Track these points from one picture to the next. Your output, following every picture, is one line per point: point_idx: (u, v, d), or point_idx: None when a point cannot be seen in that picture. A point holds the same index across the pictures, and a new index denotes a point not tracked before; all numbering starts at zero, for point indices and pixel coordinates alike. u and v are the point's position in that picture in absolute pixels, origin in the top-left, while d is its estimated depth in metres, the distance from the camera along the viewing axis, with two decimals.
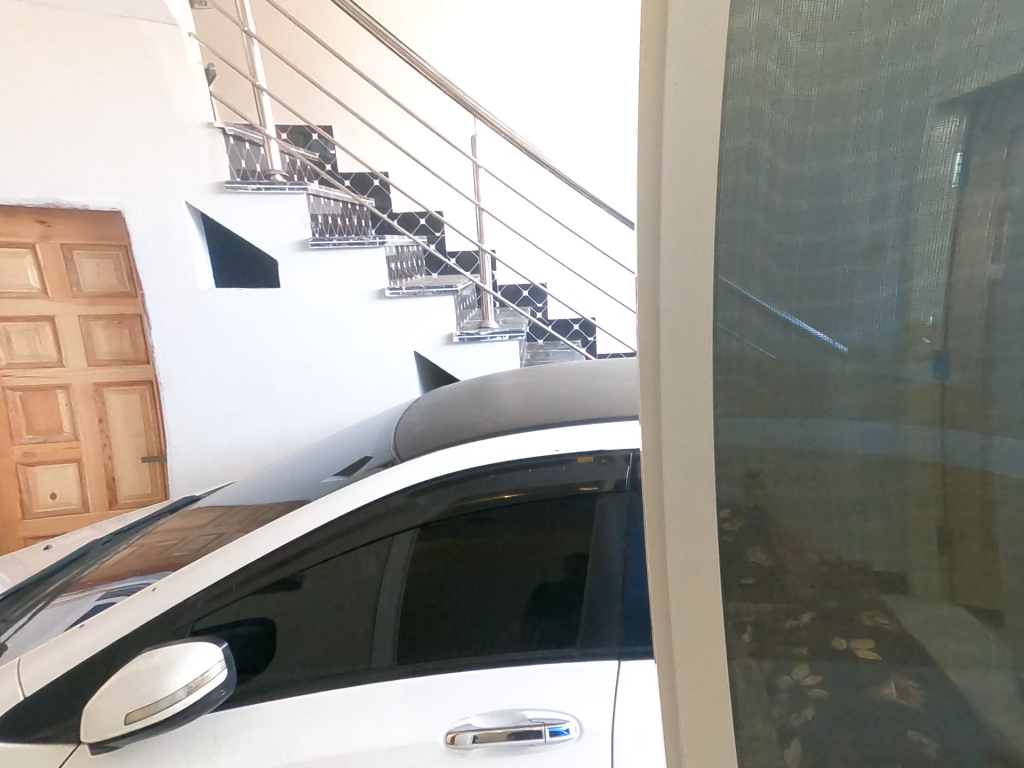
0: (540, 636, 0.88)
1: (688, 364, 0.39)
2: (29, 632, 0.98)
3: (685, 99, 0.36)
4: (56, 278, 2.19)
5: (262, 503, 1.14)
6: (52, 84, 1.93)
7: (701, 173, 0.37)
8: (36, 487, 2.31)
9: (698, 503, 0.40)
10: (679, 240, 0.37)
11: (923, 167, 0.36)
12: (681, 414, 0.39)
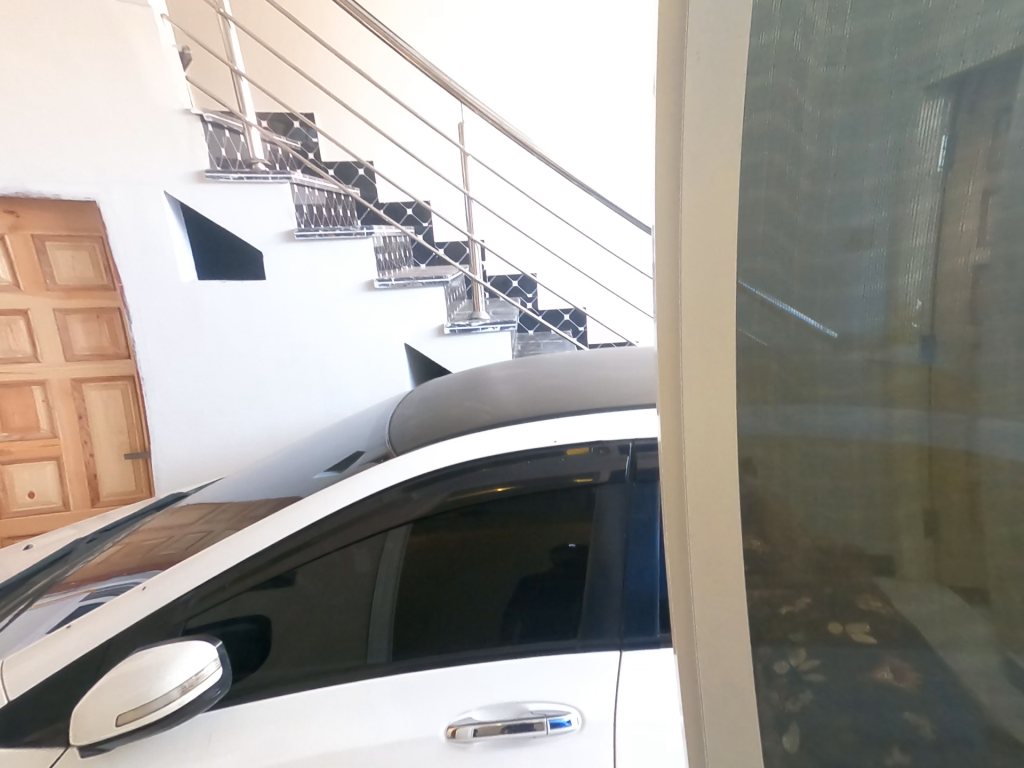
0: (524, 629, 0.88)
1: (711, 355, 0.38)
2: (12, 633, 0.95)
3: (705, 76, 0.34)
4: (29, 270, 2.12)
5: (253, 500, 1.11)
6: (19, 66, 1.85)
7: (722, 154, 0.35)
8: (13, 485, 2.25)
9: (722, 495, 0.39)
10: (705, 226, 0.36)
11: (910, 154, 0.36)
12: (705, 405, 0.38)
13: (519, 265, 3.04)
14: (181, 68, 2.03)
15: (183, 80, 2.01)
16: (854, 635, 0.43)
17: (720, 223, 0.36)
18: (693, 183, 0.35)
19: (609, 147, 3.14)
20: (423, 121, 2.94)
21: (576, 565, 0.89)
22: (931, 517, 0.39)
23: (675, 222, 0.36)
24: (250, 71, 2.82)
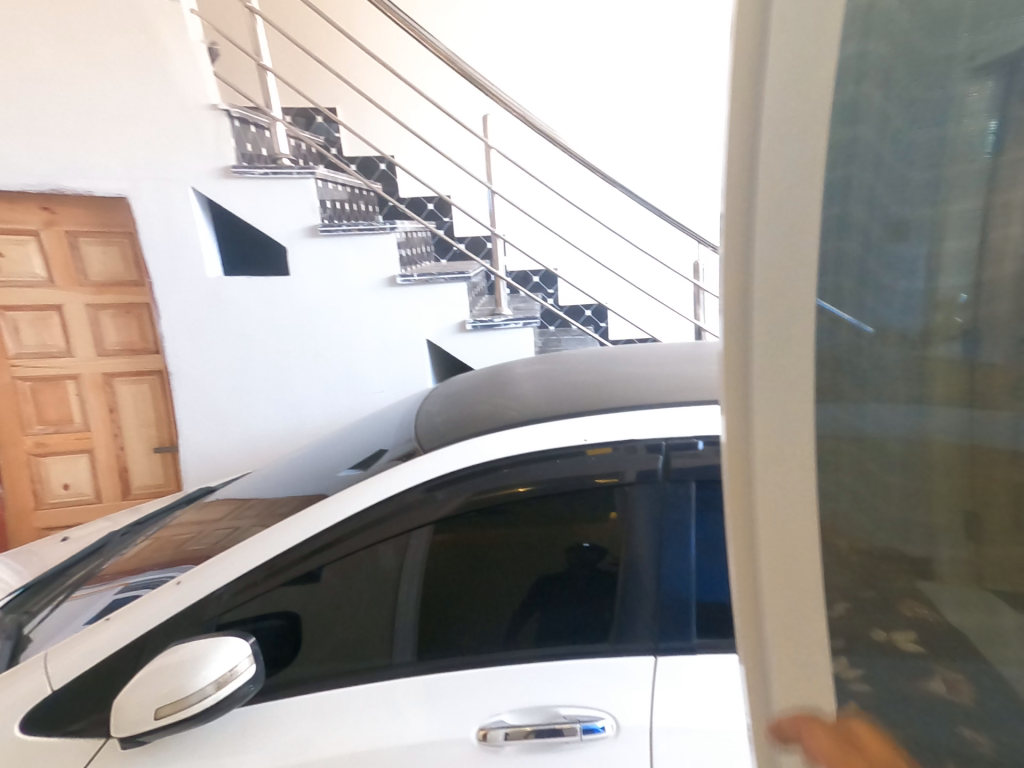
0: (541, 628, 0.87)
1: (790, 363, 0.33)
2: (51, 625, 0.96)
3: (792, 34, 0.29)
4: (62, 266, 2.16)
5: (279, 496, 1.11)
6: (53, 64, 1.89)
7: (808, 112, 0.30)
8: (48, 478, 2.31)
9: (800, 525, 0.34)
10: (782, 221, 0.32)
11: (950, 128, 0.30)
12: (778, 419, 0.34)
13: (540, 259, 3.02)
14: (209, 60, 2.03)
15: (211, 75, 2.01)
16: (899, 644, 0.34)
17: (803, 217, 0.31)
18: (767, 157, 0.31)
19: (634, 141, 3.11)
20: (446, 114, 2.93)
21: (590, 564, 0.88)
22: (975, 519, 0.31)
23: (748, 202, 0.33)
24: (277, 68, 2.85)
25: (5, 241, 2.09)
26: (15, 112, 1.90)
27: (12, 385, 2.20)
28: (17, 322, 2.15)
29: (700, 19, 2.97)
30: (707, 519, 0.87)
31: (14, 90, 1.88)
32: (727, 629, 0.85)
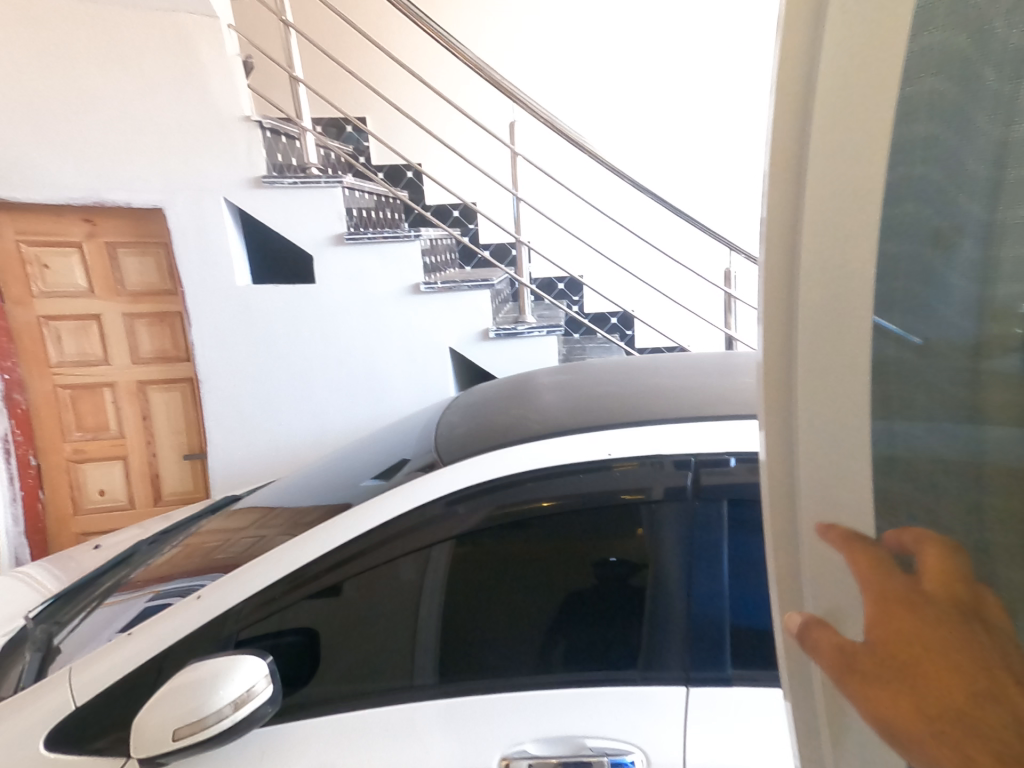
0: (567, 647, 0.85)
1: (841, 351, 0.38)
2: (81, 635, 0.97)
3: (838, 99, 0.33)
4: (101, 277, 2.24)
5: (304, 505, 1.11)
6: (97, 81, 1.96)
7: (856, 165, 0.34)
8: (85, 484, 2.39)
9: (850, 489, 0.40)
10: (835, 228, 0.36)
11: (1005, 172, 0.36)
12: (824, 399, 0.39)
13: (565, 265, 2.99)
14: (244, 74, 2.06)
15: (245, 87, 2.05)
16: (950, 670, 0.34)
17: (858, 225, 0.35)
18: (813, 206, 0.36)
19: (663, 144, 3.06)
20: (472, 121, 2.94)
21: (620, 580, 0.86)
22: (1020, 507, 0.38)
23: (792, 242, 0.38)
24: (308, 78, 2.90)
25: (49, 252, 2.18)
26: (61, 128, 1.98)
27: (54, 391, 2.28)
28: (59, 331, 2.24)
29: (731, 20, 2.92)
30: (740, 539, 0.85)
31: (61, 107, 1.96)
32: (760, 657, 0.82)
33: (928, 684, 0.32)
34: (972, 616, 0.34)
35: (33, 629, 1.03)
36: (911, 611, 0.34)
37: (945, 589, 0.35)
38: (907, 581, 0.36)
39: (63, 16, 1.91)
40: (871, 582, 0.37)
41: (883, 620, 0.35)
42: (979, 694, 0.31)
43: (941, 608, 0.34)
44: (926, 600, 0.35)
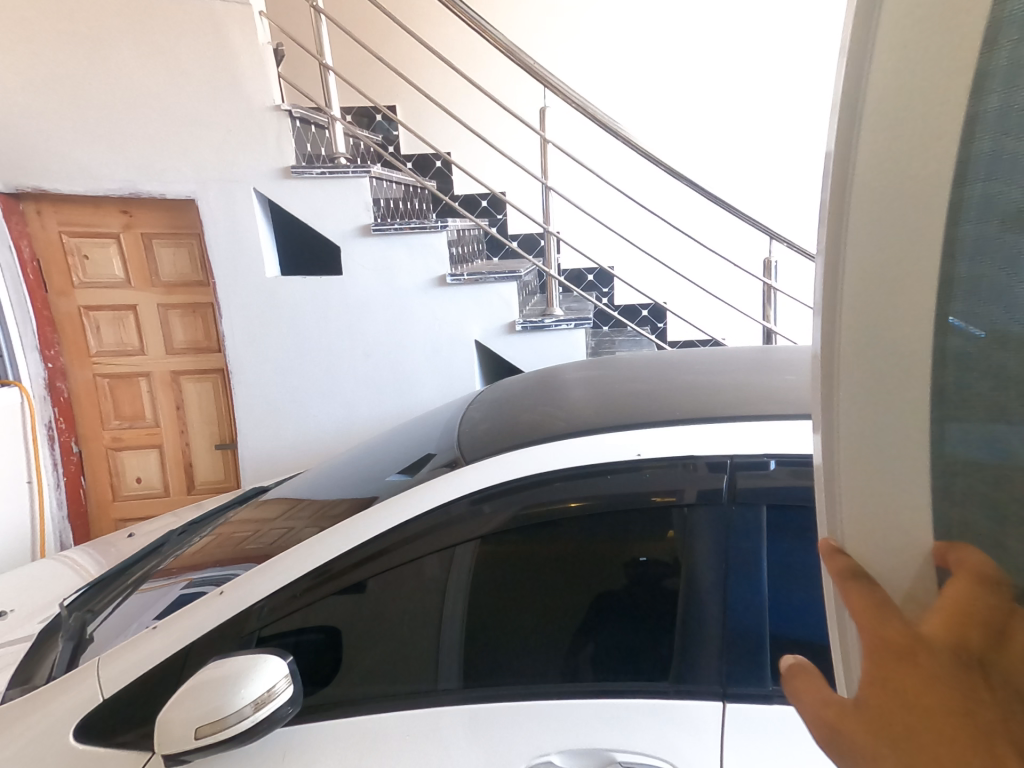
0: (595, 651, 0.83)
1: (893, 354, 0.36)
2: (114, 624, 0.99)
3: (897, 92, 0.32)
4: (137, 268, 2.29)
5: (330, 499, 1.11)
6: (133, 73, 2.00)
7: (918, 160, 0.32)
8: (124, 471, 2.48)
9: (902, 507, 0.37)
10: (885, 226, 0.34)
11: None
12: (873, 409, 0.37)
13: (594, 256, 2.93)
14: (275, 64, 2.08)
15: (276, 76, 2.06)
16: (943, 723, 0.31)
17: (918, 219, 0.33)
18: (864, 201, 0.34)
19: (700, 129, 2.96)
20: (503, 108, 2.89)
21: (651, 582, 0.82)
22: None
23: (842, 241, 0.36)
24: (339, 67, 2.90)
25: (89, 243, 2.25)
26: (99, 121, 2.03)
27: (94, 379, 2.37)
28: (99, 321, 2.31)
29: None
30: (780, 546, 0.80)
31: (100, 100, 2.01)
32: None
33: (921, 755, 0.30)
34: (978, 666, 0.32)
35: (66, 618, 1.06)
36: (906, 666, 0.33)
37: (952, 631, 0.33)
38: (906, 624, 0.35)
39: (103, 9, 1.94)
40: (867, 625, 0.36)
41: (879, 676, 0.34)
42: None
43: (941, 663, 0.32)
44: (925, 649, 0.33)
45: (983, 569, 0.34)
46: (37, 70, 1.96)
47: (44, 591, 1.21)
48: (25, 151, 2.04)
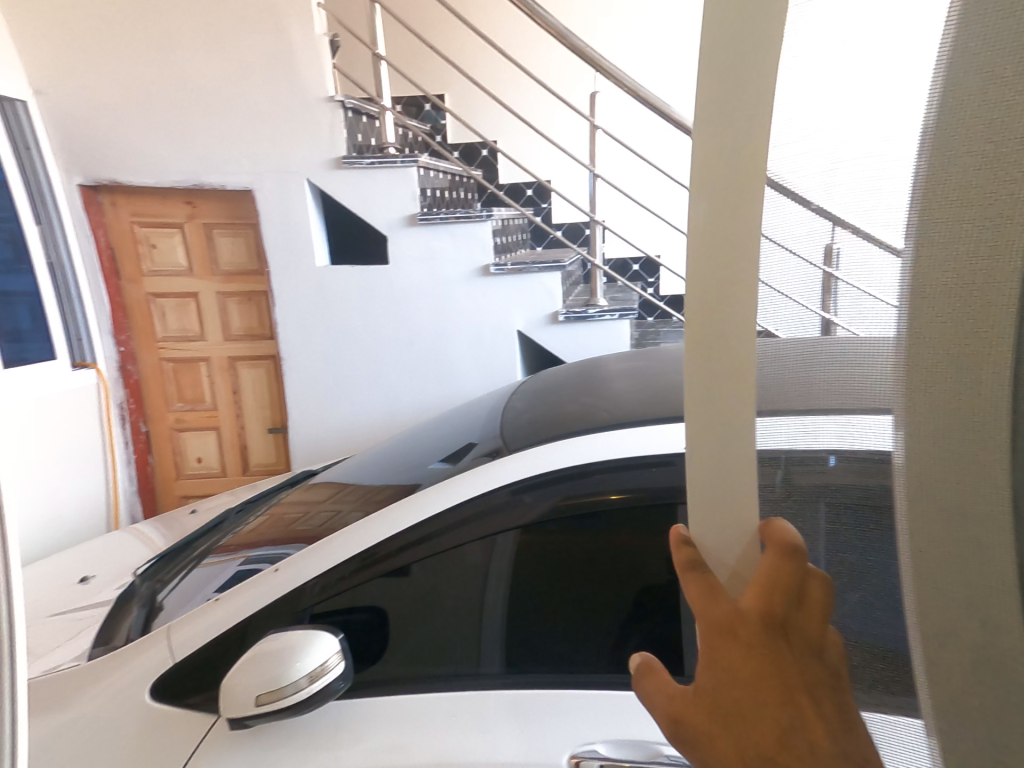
0: (640, 644, 0.82)
1: (722, 349, 0.37)
2: (180, 595, 1.06)
3: (718, 108, 0.35)
4: (199, 256, 2.38)
5: (376, 484, 1.14)
6: (201, 71, 2.11)
7: (737, 168, 0.35)
8: (185, 452, 2.61)
9: (737, 496, 0.38)
10: (722, 216, 0.35)
11: None
12: (713, 404, 0.37)
13: (641, 245, 2.86)
14: (332, 55, 2.14)
15: (331, 66, 2.11)
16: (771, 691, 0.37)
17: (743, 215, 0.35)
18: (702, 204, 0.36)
19: None
20: (553, 95, 2.86)
21: None
22: None
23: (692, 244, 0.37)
24: (390, 57, 2.93)
25: (157, 233, 2.35)
26: (169, 116, 2.15)
27: (159, 363, 2.49)
28: (164, 309, 2.43)
29: None
30: None
31: (171, 98, 2.14)
32: None
33: (747, 726, 0.37)
34: (783, 628, 0.37)
35: (141, 586, 1.14)
36: (732, 645, 0.38)
37: (762, 605, 0.38)
38: (731, 604, 0.39)
39: (177, 9, 2.06)
40: (703, 614, 0.39)
41: (713, 660, 0.39)
42: (787, 725, 0.36)
43: (755, 635, 0.37)
44: (746, 625, 0.38)
45: (787, 542, 0.38)
46: (119, 70, 2.11)
47: (121, 559, 1.31)
48: (104, 147, 2.19)
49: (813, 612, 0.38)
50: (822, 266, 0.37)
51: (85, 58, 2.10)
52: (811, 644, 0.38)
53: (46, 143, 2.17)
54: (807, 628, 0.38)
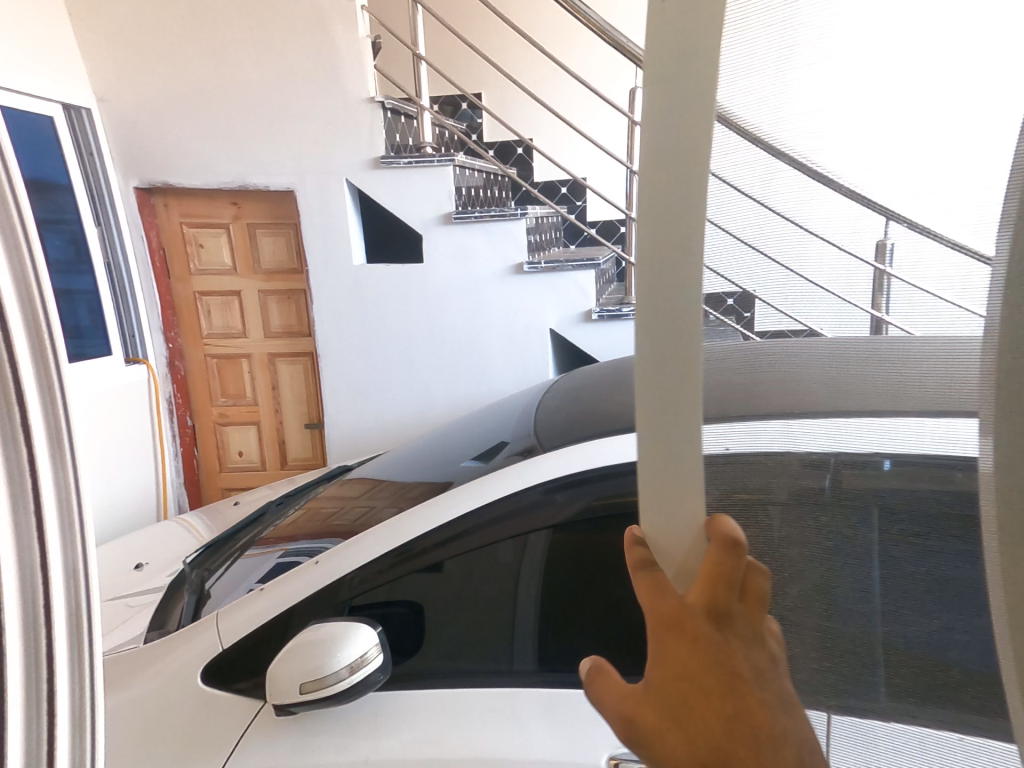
0: None
1: (671, 339, 0.36)
2: (225, 584, 1.09)
3: (664, 110, 0.35)
4: (243, 256, 2.45)
5: (411, 480, 1.15)
6: (248, 75, 2.19)
7: (682, 170, 0.35)
8: (228, 445, 2.69)
9: (686, 492, 0.37)
10: (673, 201, 0.35)
11: None
12: (660, 394, 0.37)
13: None
14: (374, 57, 2.18)
15: (373, 67, 2.16)
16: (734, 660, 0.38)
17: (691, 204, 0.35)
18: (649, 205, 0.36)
19: None
20: (591, 91, 2.84)
21: None
22: None
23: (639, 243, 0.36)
24: (429, 57, 2.97)
25: (204, 233, 2.43)
26: (218, 119, 2.24)
27: (205, 359, 2.58)
28: (209, 307, 2.51)
29: None
30: None
31: (220, 102, 2.22)
32: None
33: (695, 719, 0.37)
34: (726, 621, 0.37)
35: (189, 573, 1.18)
36: (680, 642, 0.38)
37: (707, 601, 0.37)
38: (679, 602, 0.38)
39: (227, 17, 2.14)
40: (651, 613, 0.39)
41: (662, 660, 0.38)
42: (732, 718, 0.36)
43: (701, 630, 0.37)
44: (693, 623, 0.37)
45: (730, 536, 0.37)
46: (173, 77, 2.21)
47: (171, 547, 1.36)
48: (157, 150, 2.29)
49: (754, 602, 0.38)
50: (873, 264, 0.38)
51: (142, 66, 2.21)
52: (752, 634, 0.38)
53: (105, 148, 2.28)
54: (748, 618, 0.38)
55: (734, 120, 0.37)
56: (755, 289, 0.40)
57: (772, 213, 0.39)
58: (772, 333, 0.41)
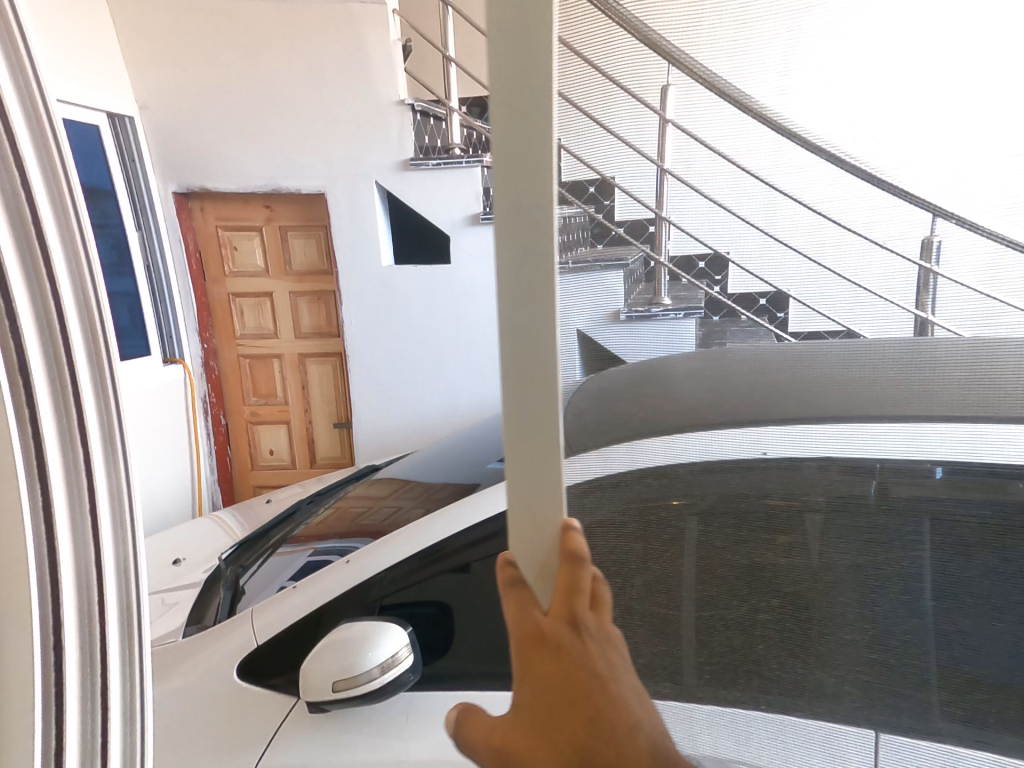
0: None
1: (530, 344, 0.35)
2: (257, 582, 1.11)
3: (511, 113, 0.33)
4: (275, 258, 2.49)
5: (438, 481, 1.15)
6: (282, 81, 2.24)
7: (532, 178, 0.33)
8: (260, 444, 2.75)
9: (545, 499, 0.36)
10: (525, 207, 0.33)
11: None
12: (521, 408, 0.36)
13: None
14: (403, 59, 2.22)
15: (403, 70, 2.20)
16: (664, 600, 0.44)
17: (541, 201, 0.33)
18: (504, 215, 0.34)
19: None
20: None
21: None
22: None
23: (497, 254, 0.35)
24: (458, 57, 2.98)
25: (238, 236, 2.48)
26: (253, 125, 2.29)
27: (237, 359, 2.63)
28: (242, 307, 2.56)
29: None
30: None
31: (254, 108, 2.28)
32: None
33: (563, 736, 0.33)
34: (584, 629, 0.35)
35: (223, 570, 1.20)
36: (540, 661, 0.34)
37: (564, 610, 0.35)
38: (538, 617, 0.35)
39: (262, 25, 2.20)
40: (512, 634, 0.36)
41: (524, 685, 0.34)
42: (595, 735, 0.32)
43: (561, 642, 0.34)
44: (552, 635, 0.34)
45: (580, 548, 0.36)
46: (210, 84, 2.27)
47: (204, 545, 1.38)
48: (194, 155, 2.36)
49: (607, 611, 0.37)
50: (918, 263, 0.36)
51: (182, 74, 2.28)
52: (610, 640, 0.36)
53: (146, 154, 2.36)
54: (602, 623, 0.36)
55: (769, 118, 0.36)
56: (791, 288, 0.38)
57: (818, 214, 0.36)
58: (809, 335, 0.39)
